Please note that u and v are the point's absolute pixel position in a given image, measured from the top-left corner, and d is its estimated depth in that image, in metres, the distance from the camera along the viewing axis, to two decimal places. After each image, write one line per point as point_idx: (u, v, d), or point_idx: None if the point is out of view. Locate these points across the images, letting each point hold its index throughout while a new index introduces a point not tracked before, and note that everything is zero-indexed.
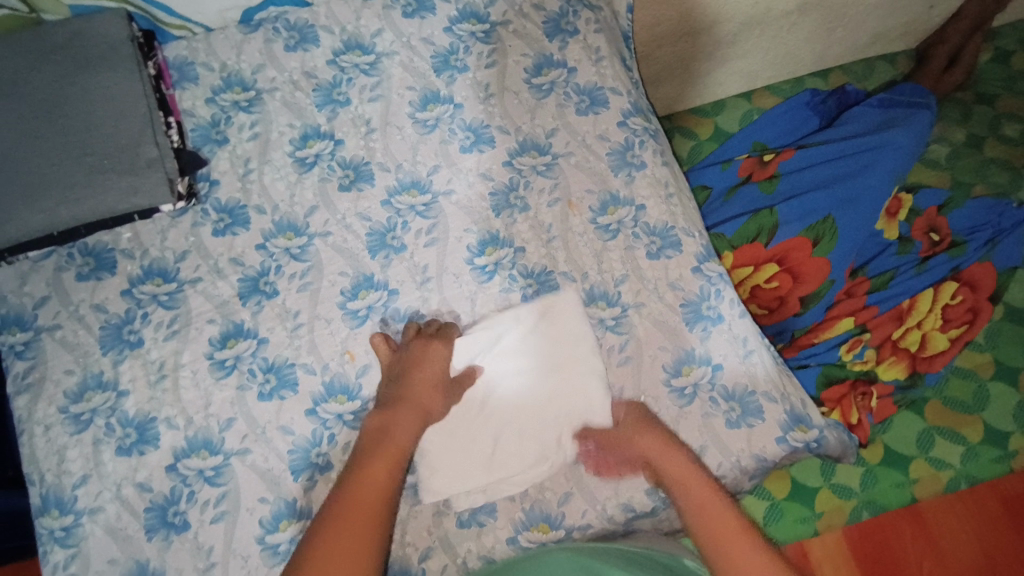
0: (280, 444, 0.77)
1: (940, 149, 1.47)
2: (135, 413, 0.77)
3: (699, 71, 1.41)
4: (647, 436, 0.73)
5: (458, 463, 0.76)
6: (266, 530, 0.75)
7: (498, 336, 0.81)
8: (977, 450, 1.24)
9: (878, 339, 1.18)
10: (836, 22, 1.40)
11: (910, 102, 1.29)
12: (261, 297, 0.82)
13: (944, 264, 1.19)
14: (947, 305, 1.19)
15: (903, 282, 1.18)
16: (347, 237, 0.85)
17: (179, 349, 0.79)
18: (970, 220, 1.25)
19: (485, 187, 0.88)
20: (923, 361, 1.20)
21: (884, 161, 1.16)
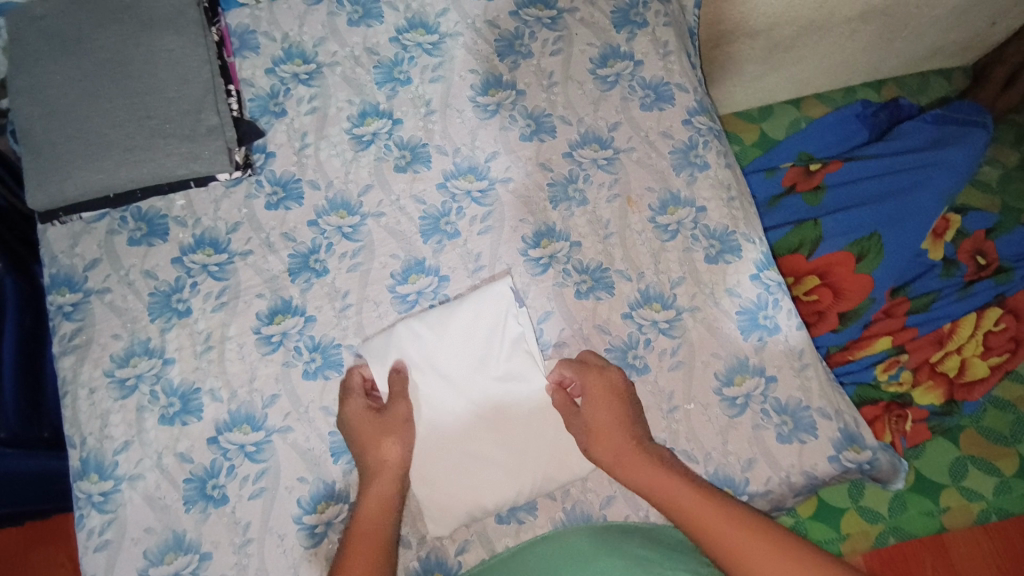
0: (321, 424, 0.76)
1: (990, 172, 1.41)
2: (180, 382, 0.76)
3: (751, 74, 1.37)
4: (622, 451, 0.70)
5: (488, 479, 0.74)
6: (304, 510, 0.74)
7: (459, 338, 0.77)
8: (1011, 484, 1.18)
9: (915, 361, 1.14)
10: (899, 31, 1.34)
11: (966, 120, 1.24)
12: (310, 274, 0.81)
13: (990, 289, 1.15)
14: (990, 332, 1.15)
15: (944, 305, 1.14)
16: (400, 219, 0.83)
17: (226, 321, 0.78)
18: (1018, 246, 1.20)
19: (542, 177, 0.86)
20: (960, 389, 1.16)
21: (937, 179, 1.12)
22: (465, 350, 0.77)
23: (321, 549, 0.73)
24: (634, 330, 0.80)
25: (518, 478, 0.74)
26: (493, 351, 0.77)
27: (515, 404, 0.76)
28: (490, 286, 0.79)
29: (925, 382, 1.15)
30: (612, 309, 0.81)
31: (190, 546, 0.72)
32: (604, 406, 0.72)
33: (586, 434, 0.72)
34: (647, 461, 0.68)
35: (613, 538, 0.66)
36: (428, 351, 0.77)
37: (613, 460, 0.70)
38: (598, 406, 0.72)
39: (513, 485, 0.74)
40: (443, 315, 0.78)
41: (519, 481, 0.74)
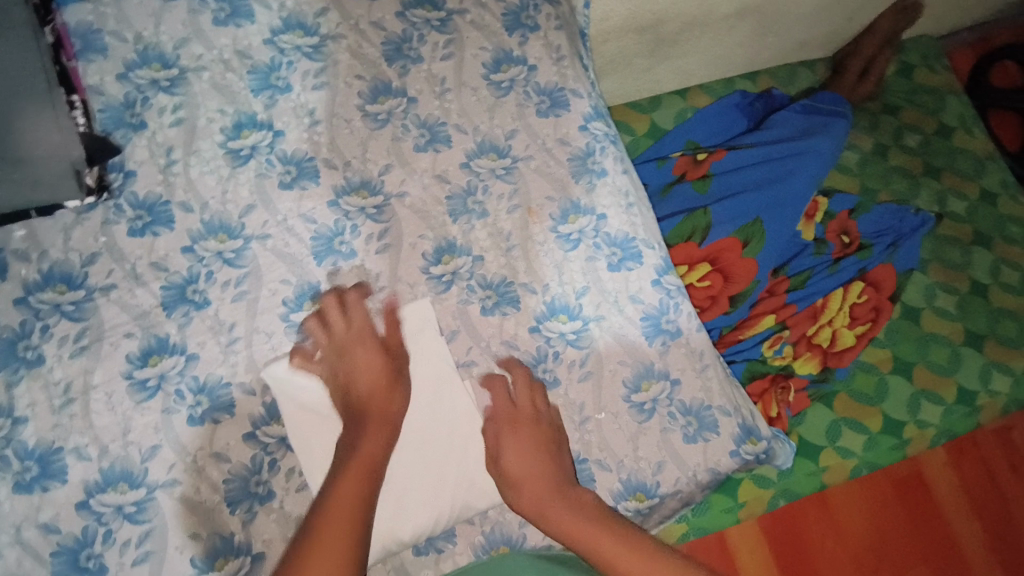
0: (213, 472, 0.69)
1: (852, 155, 1.48)
2: (35, 442, 0.67)
3: (641, 67, 1.40)
4: (532, 464, 0.71)
5: (407, 508, 0.71)
6: (199, 569, 0.67)
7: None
8: (877, 439, 1.27)
9: (796, 336, 1.22)
10: (769, 25, 1.40)
11: (831, 111, 1.34)
12: (188, 307, 0.73)
13: (854, 264, 1.25)
14: (855, 303, 1.24)
15: (817, 281, 1.23)
16: (288, 240, 0.77)
17: (89, 368, 0.69)
18: (875, 224, 1.31)
19: (441, 190, 0.82)
20: (832, 358, 1.25)
21: (807, 168, 1.20)
22: None
23: None
24: (542, 343, 0.79)
25: (439, 499, 0.72)
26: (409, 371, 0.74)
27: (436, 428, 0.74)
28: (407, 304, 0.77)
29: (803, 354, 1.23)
30: (519, 324, 0.79)
31: None
32: (512, 421, 0.73)
33: (496, 450, 0.73)
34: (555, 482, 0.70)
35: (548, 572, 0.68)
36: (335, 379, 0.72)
37: (518, 470, 0.71)
38: (518, 421, 0.73)
39: (430, 512, 0.72)
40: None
41: (438, 505, 0.72)
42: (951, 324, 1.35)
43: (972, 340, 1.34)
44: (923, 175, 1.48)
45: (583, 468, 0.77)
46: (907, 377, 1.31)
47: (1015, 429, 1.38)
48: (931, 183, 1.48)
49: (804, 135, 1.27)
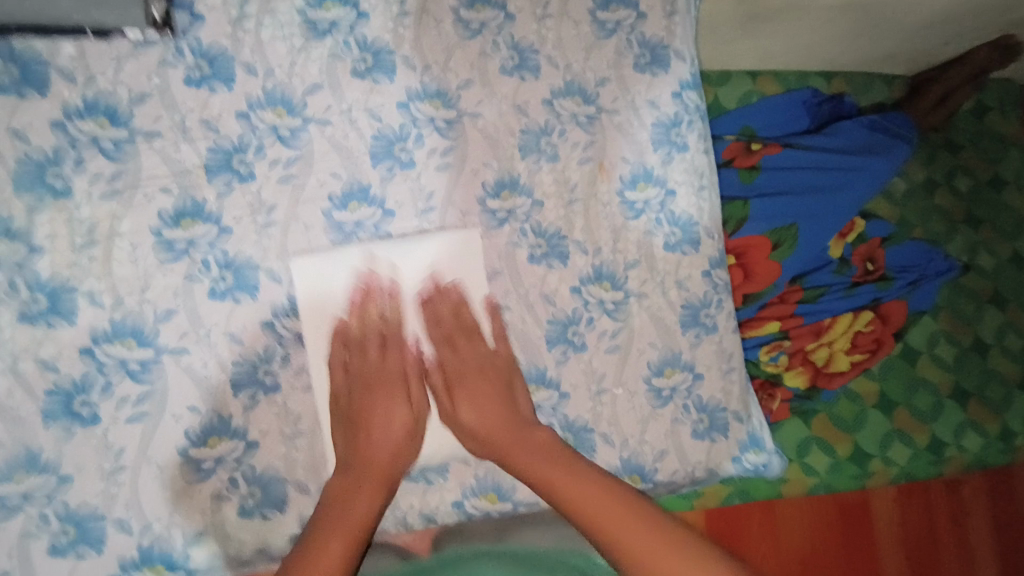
0: (223, 351, 0.67)
1: (899, 184, 1.31)
2: (49, 276, 0.64)
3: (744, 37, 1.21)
4: (491, 411, 0.70)
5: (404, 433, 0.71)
6: (191, 443, 0.66)
7: (413, 275, 0.72)
8: (841, 465, 1.23)
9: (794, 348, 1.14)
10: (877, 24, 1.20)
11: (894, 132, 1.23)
12: (231, 177, 0.68)
13: (870, 293, 1.15)
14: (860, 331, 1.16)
15: (830, 300, 1.12)
16: (348, 133, 0.72)
17: (118, 214, 0.65)
18: (905, 258, 1.20)
19: (516, 121, 0.77)
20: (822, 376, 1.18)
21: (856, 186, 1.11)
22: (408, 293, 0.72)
23: (209, 486, 0.66)
24: (580, 306, 0.77)
25: (442, 434, 0.72)
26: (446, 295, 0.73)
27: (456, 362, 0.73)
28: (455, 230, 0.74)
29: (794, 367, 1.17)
30: (562, 280, 0.76)
31: (46, 467, 0.63)
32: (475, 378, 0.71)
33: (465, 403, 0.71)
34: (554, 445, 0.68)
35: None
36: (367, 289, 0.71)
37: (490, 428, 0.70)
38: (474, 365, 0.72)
39: (430, 440, 0.72)
40: (406, 248, 0.72)
41: (437, 436, 0.72)
42: (942, 375, 1.28)
43: (957, 394, 1.28)
44: (962, 223, 1.33)
45: (587, 437, 0.76)
46: (886, 415, 1.26)
47: (966, 486, 1.31)
48: (967, 232, 1.33)
49: (863, 151, 1.16)
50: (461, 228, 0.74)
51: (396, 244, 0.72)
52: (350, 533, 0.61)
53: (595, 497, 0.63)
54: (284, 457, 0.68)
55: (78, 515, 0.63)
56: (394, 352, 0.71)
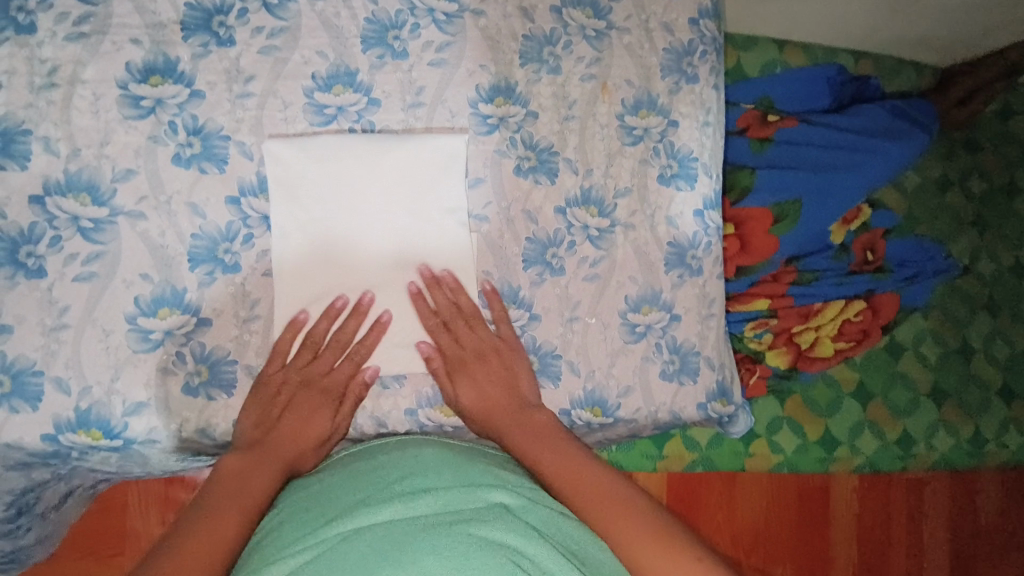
0: (184, 222, 0.65)
1: (912, 177, 1.25)
2: (3, 114, 0.60)
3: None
4: (490, 402, 0.67)
5: (361, 341, 0.68)
6: (141, 311, 0.64)
7: (380, 183, 0.67)
8: (809, 446, 1.23)
9: (780, 329, 1.09)
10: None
11: (917, 120, 1.16)
12: (209, 39, 0.64)
13: (865, 283, 1.09)
14: (848, 321, 1.11)
15: (823, 286, 1.06)
16: (340, 11, 0.68)
17: (82, 60, 0.61)
18: (904, 252, 1.14)
19: (520, 25, 0.73)
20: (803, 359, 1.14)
21: (871, 171, 1.04)
22: (377, 200, 0.67)
23: (154, 357, 0.64)
24: (562, 228, 0.74)
25: (399, 349, 0.69)
26: (418, 207, 0.69)
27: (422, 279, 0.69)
28: (442, 137, 0.69)
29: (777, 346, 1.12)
30: (547, 199, 0.73)
31: None
32: (472, 360, 0.69)
33: (459, 379, 0.68)
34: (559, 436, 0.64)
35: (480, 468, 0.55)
36: (330, 202, 0.66)
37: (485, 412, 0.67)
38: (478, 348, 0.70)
39: (385, 351, 0.69)
40: (384, 147, 0.67)
41: (390, 352, 0.69)
42: (923, 373, 1.26)
43: (935, 394, 1.27)
44: (970, 225, 1.27)
45: (552, 364, 0.74)
46: (861, 405, 1.24)
47: (929, 484, 1.29)
48: (972, 235, 1.28)
49: (880, 133, 1.09)
50: (449, 131, 0.70)
51: (376, 141, 0.67)
52: (234, 509, 0.54)
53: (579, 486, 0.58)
54: (236, 340, 0.66)
55: (15, 368, 0.61)
56: (347, 262, 0.67)
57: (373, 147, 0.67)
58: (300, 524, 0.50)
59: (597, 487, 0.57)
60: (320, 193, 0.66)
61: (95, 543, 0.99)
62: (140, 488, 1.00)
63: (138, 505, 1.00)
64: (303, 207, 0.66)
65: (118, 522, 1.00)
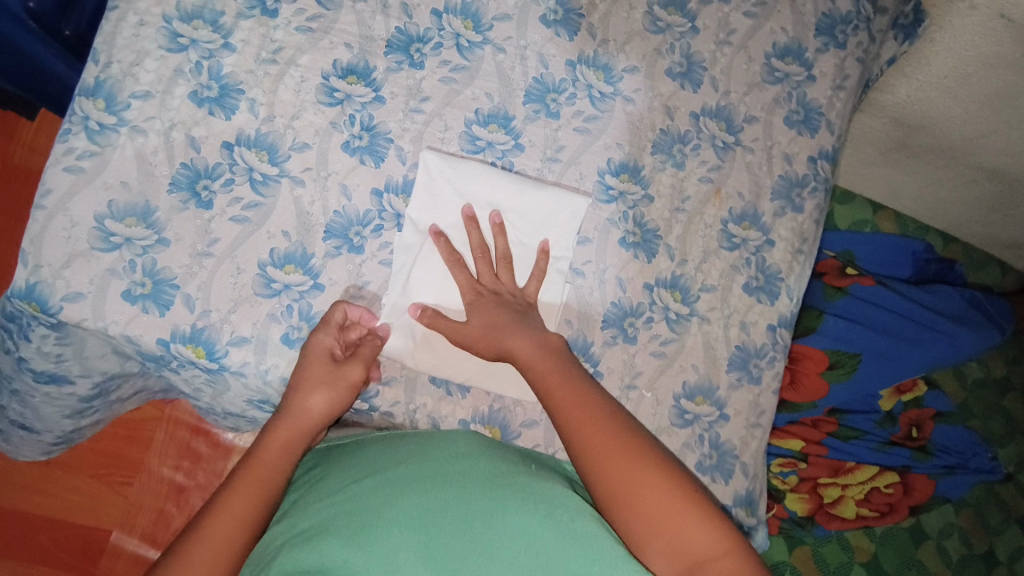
0: (332, 199, 0.74)
1: (974, 369, 1.26)
2: (228, 73, 0.72)
3: (886, 162, 1.23)
4: (531, 358, 0.68)
5: (438, 352, 0.75)
6: (272, 262, 0.72)
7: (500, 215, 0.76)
8: None
9: (808, 474, 1.10)
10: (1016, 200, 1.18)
11: (993, 317, 1.19)
12: (405, 58, 0.76)
13: (903, 458, 1.09)
14: (878, 489, 1.11)
15: (860, 447, 1.08)
16: (516, 67, 0.78)
17: (302, 48, 0.73)
18: (950, 440, 1.14)
19: (661, 120, 0.82)
20: (822, 513, 1.14)
21: (935, 350, 1.08)
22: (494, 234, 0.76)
23: (268, 303, 0.72)
24: (646, 302, 0.80)
25: (470, 366, 0.75)
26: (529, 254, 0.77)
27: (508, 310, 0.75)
28: (570, 194, 0.77)
29: (800, 491, 1.12)
30: (640, 273, 0.80)
31: (153, 225, 0.69)
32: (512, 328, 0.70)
33: (504, 328, 0.70)
34: (576, 397, 0.65)
35: (498, 453, 0.64)
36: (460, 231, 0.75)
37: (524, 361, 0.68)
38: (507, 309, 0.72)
39: (458, 367, 0.75)
40: (515, 187, 0.76)
41: (461, 369, 0.75)
42: (941, 568, 1.21)
43: None
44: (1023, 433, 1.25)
45: None
46: None
47: None
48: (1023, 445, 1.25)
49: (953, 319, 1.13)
50: (574, 190, 0.78)
51: (509, 181, 0.76)
52: (249, 491, 0.60)
53: (601, 449, 0.60)
54: None
55: (158, 276, 0.69)
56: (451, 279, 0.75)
57: (507, 189, 0.76)
58: (343, 475, 0.61)
59: (613, 460, 0.60)
60: (453, 218, 0.75)
61: (107, 467, 1.05)
62: (169, 430, 1.08)
63: (161, 447, 1.07)
64: (434, 216, 0.75)
65: (138, 456, 1.06)
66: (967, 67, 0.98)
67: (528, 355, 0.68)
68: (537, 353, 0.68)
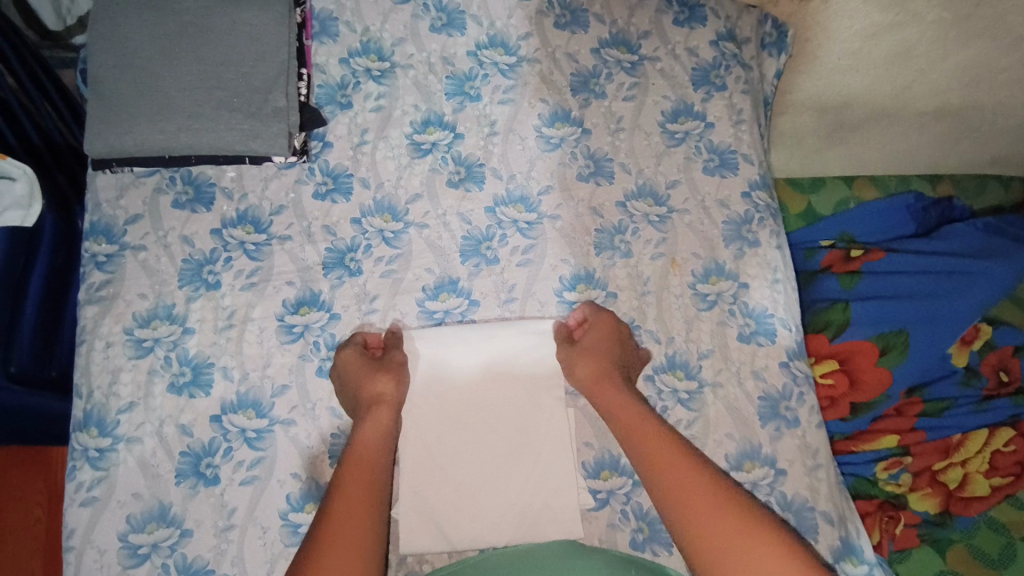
0: (325, 423, 0.76)
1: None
2: (195, 354, 0.77)
3: (832, 142, 1.16)
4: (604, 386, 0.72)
5: (483, 514, 0.75)
6: (292, 507, 0.73)
7: (479, 370, 0.78)
8: None
9: (919, 466, 0.95)
10: (961, 127, 1.15)
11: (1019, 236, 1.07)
12: (343, 271, 0.81)
13: (1005, 409, 0.96)
14: (998, 451, 0.94)
15: (957, 415, 0.95)
16: (442, 234, 0.83)
17: (252, 302, 0.79)
18: None
19: (592, 222, 0.85)
20: (957, 502, 0.94)
21: (977, 294, 0.98)
22: (495, 365, 0.78)
23: None
24: (653, 393, 0.79)
25: (519, 504, 0.75)
26: (527, 374, 0.78)
27: (538, 416, 0.77)
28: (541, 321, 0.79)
29: (921, 488, 0.94)
30: None
31: (173, 520, 0.72)
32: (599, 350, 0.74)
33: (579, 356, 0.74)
34: (659, 438, 0.65)
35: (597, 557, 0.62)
36: (459, 379, 0.78)
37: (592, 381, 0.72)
38: (581, 350, 0.75)
39: (505, 520, 0.75)
40: (487, 334, 0.78)
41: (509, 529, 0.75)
42: None
43: None
44: None
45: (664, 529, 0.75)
46: None
47: None
48: None
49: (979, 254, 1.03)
50: (541, 318, 0.80)
51: (484, 329, 0.79)
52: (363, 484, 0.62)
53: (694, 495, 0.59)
54: None
55: (193, 568, 0.71)
56: (468, 410, 0.77)
57: (486, 335, 0.78)
58: None
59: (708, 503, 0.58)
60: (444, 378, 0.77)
61: None
62: None
63: None
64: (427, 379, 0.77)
65: None
66: (858, 40, 1.01)
67: (605, 379, 0.72)
68: (609, 381, 0.72)
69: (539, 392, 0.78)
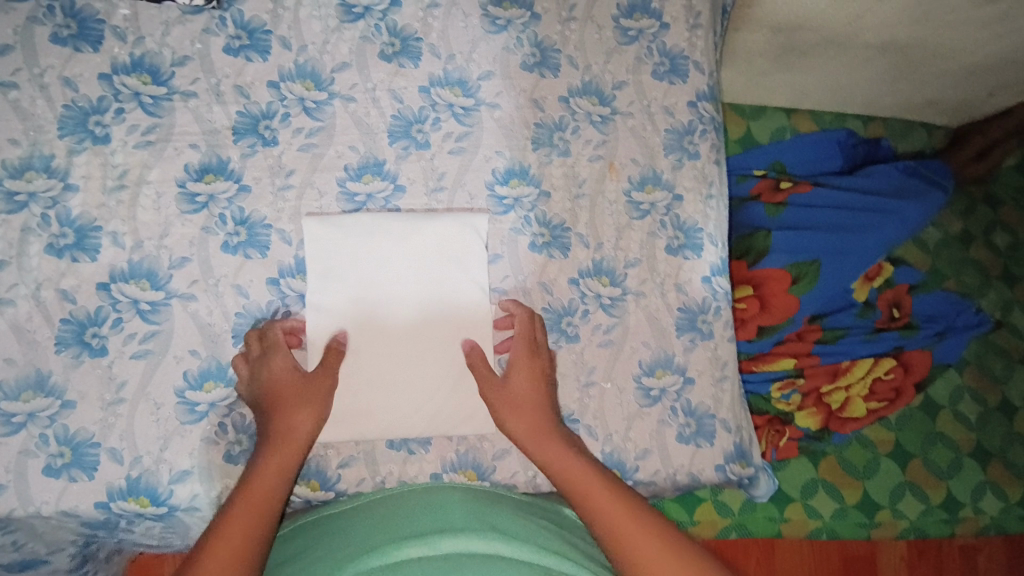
0: (229, 302, 0.71)
1: (932, 232, 1.18)
2: (78, 214, 0.69)
3: (781, 66, 1.10)
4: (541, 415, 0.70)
5: (392, 410, 0.73)
6: (189, 385, 0.69)
7: (398, 265, 0.74)
8: (849, 511, 1.10)
9: (808, 388, 1.02)
10: (914, 64, 1.09)
11: (932, 179, 1.11)
12: (256, 140, 0.73)
13: (893, 340, 1.02)
14: (879, 379, 1.03)
15: (850, 343, 1.00)
16: (370, 110, 0.76)
17: (148, 163, 0.70)
18: (932, 307, 1.06)
19: (533, 116, 0.80)
20: (836, 421, 1.06)
21: (889, 232, 1.00)
22: (412, 260, 0.74)
23: (199, 429, 0.69)
24: (576, 297, 0.78)
25: (430, 399, 0.73)
26: (447, 271, 0.75)
27: (456, 316, 0.74)
28: (467, 215, 0.76)
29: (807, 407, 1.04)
30: (561, 271, 0.78)
31: (53, 391, 0.66)
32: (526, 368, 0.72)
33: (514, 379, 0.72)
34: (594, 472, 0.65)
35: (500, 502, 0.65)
36: (371, 272, 0.73)
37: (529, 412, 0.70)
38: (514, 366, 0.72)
39: (413, 417, 0.73)
40: (407, 225, 0.74)
41: (414, 425, 0.73)
42: (965, 433, 1.14)
43: (979, 454, 1.14)
44: (998, 278, 1.20)
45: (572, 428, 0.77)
46: (900, 465, 1.12)
47: (982, 554, 1.16)
48: (1002, 288, 1.20)
49: (896, 193, 1.05)
50: (469, 212, 0.77)
51: (401, 219, 0.74)
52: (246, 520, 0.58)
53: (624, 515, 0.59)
54: None
55: (75, 440, 0.66)
56: (380, 306, 0.73)
57: (408, 223, 0.74)
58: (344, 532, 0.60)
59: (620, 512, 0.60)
60: (358, 268, 0.73)
61: None
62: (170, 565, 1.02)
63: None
64: (340, 264, 0.72)
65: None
66: None
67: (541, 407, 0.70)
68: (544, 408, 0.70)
69: (458, 291, 0.75)
